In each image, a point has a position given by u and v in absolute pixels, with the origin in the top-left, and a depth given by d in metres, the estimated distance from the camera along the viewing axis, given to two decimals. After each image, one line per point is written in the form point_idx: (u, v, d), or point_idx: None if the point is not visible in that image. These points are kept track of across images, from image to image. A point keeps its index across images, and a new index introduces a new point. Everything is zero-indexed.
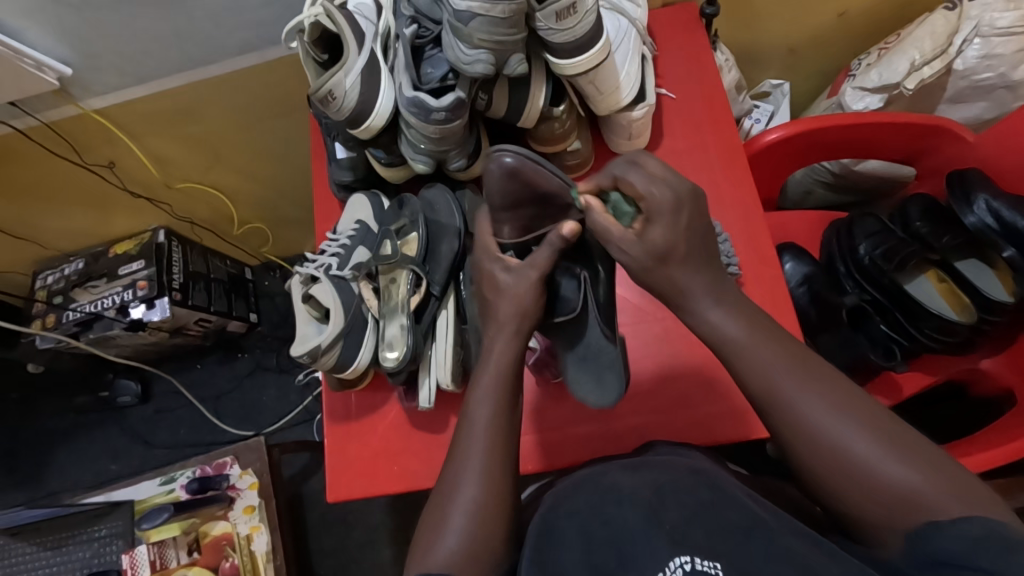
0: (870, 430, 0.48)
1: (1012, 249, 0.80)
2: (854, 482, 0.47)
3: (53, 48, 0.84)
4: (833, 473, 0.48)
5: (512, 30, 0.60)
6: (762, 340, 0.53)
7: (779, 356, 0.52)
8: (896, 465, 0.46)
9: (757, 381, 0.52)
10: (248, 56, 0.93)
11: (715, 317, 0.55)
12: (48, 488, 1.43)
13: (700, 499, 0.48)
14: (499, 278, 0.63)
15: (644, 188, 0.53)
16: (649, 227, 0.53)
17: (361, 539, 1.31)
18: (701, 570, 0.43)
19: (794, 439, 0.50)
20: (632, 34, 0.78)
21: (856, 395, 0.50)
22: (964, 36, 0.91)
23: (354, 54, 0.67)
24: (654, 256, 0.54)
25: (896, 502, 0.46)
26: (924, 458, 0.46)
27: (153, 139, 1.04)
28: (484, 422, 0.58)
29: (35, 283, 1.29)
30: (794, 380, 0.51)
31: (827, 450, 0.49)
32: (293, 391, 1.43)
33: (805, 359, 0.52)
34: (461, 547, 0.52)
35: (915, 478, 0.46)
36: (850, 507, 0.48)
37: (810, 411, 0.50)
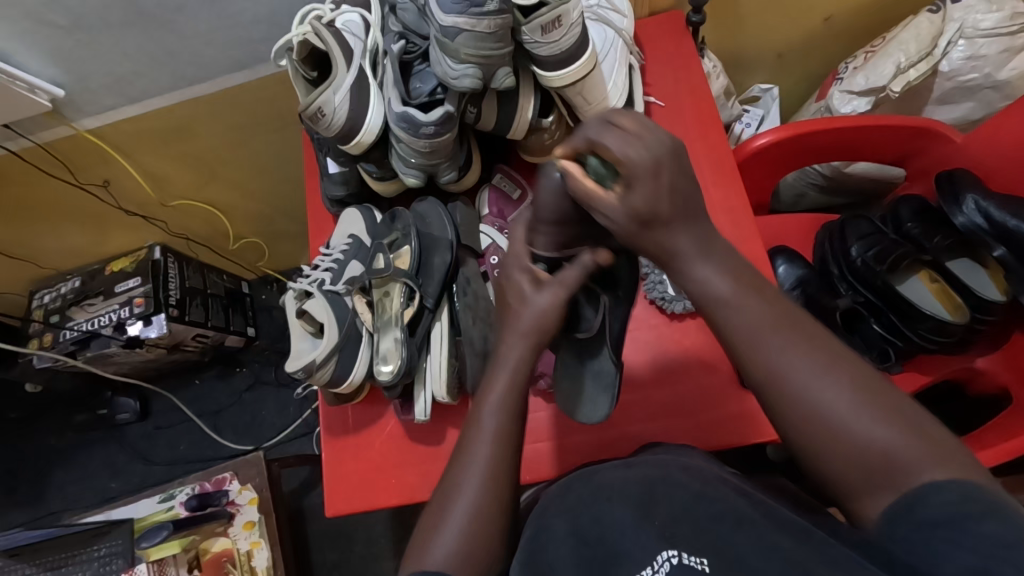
0: (854, 390, 0.44)
1: (1002, 249, 0.80)
2: (834, 444, 0.43)
3: (44, 69, 0.85)
4: (812, 436, 0.44)
5: (498, 44, 0.61)
6: (745, 294, 0.49)
7: (765, 310, 0.48)
8: (879, 427, 0.43)
9: (739, 337, 0.48)
10: (239, 73, 0.93)
11: (705, 275, 0.51)
12: (48, 507, 1.43)
13: (690, 492, 0.48)
14: (524, 290, 0.61)
15: (621, 152, 0.49)
16: (630, 191, 0.50)
17: (363, 552, 1.30)
18: (688, 564, 0.43)
19: (770, 394, 0.46)
20: (618, 45, 0.79)
21: (842, 354, 0.46)
22: (948, 38, 0.91)
23: (342, 71, 0.68)
24: (639, 220, 0.51)
25: (877, 465, 0.42)
26: (909, 419, 0.43)
27: (147, 157, 1.05)
28: (491, 433, 0.57)
29: (33, 302, 1.29)
30: (777, 335, 0.47)
31: (804, 406, 0.45)
32: (292, 404, 1.43)
33: (790, 317, 0.48)
34: (456, 549, 0.51)
35: (899, 441, 0.42)
36: (826, 472, 0.44)
37: (792, 368, 0.45)
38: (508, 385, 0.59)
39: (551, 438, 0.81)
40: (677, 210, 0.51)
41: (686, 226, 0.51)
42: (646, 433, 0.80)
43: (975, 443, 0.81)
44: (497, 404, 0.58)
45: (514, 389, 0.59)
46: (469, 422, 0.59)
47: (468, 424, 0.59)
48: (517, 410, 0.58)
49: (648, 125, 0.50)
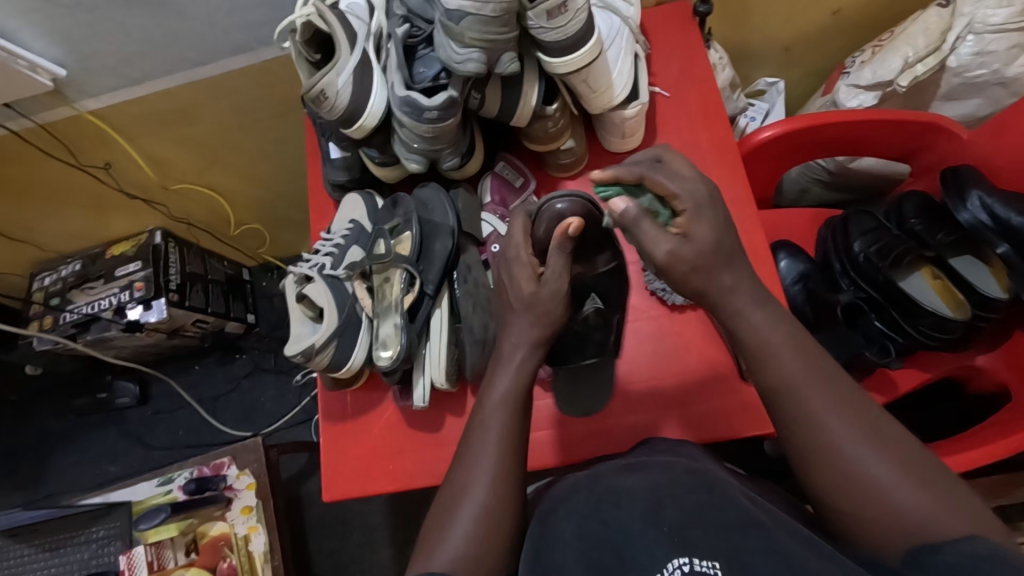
0: (892, 457, 0.47)
1: (1006, 245, 0.80)
2: (869, 508, 0.47)
3: (46, 49, 0.84)
4: (847, 490, 0.47)
5: (503, 29, 0.60)
6: (794, 348, 0.52)
7: (808, 369, 0.51)
8: (917, 493, 0.46)
9: (786, 387, 0.51)
10: (242, 56, 0.93)
11: (759, 319, 0.54)
12: (47, 489, 1.43)
13: (700, 500, 0.48)
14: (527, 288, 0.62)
15: (675, 187, 0.54)
16: (692, 224, 0.54)
17: (359, 539, 1.31)
18: (700, 570, 0.44)
19: (809, 453, 0.49)
20: (625, 33, 0.78)
21: (880, 418, 0.49)
22: (957, 33, 0.91)
23: (346, 54, 0.67)
24: (706, 252, 0.53)
25: (908, 526, 0.45)
26: (941, 485, 0.46)
27: (149, 139, 1.04)
28: (497, 430, 0.57)
29: (33, 284, 1.29)
30: (823, 398, 0.50)
31: (843, 466, 0.48)
32: (291, 392, 1.43)
33: (833, 376, 0.51)
34: (466, 548, 0.52)
35: (929, 504, 0.45)
36: (859, 525, 0.47)
37: (836, 431, 0.49)
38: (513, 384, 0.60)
39: (552, 429, 0.81)
40: (727, 248, 0.54)
41: (741, 262, 0.55)
42: (645, 424, 0.80)
43: (975, 440, 0.80)
44: (500, 399, 0.59)
45: (517, 389, 0.59)
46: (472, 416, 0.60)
47: (472, 423, 0.59)
48: (521, 407, 0.59)
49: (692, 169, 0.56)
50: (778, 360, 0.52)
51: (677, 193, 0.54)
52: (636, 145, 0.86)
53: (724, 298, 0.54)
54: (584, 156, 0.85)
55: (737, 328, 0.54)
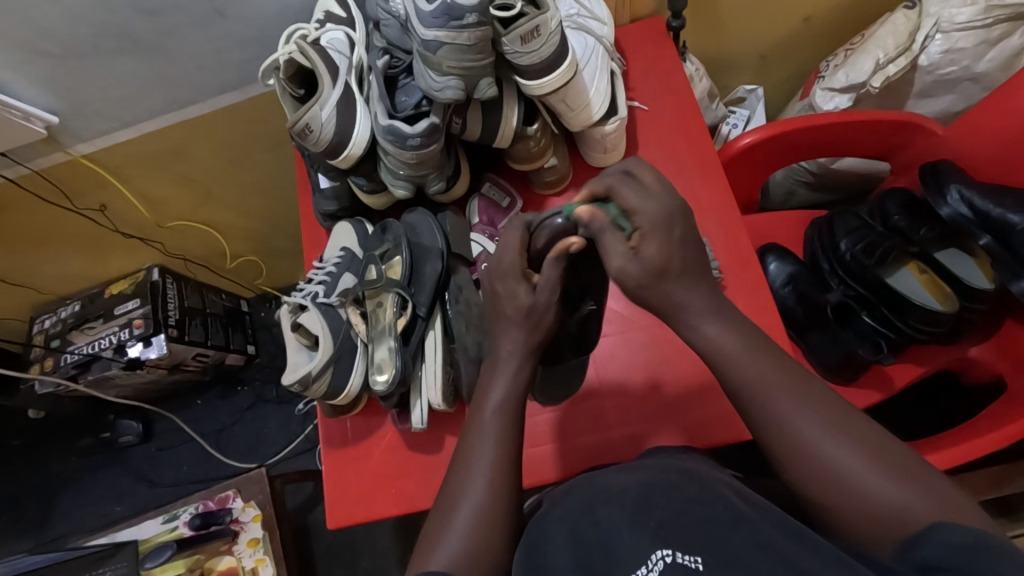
0: (863, 449, 0.47)
1: (988, 237, 0.81)
2: (848, 501, 0.46)
3: (39, 98, 0.86)
4: (820, 482, 0.47)
5: (479, 56, 0.62)
6: (755, 353, 0.53)
7: (775, 370, 0.52)
8: (886, 483, 0.45)
9: (752, 388, 0.52)
10: (230, 93, 0.95)
11: (714, 332, 0.54)
12: (53, 533, 1.43)
13: (687, 495, 0.49)
14: (522, 300, 0.61)
15: (637, 202, 0.53)
16: (643, 242, 0.53)
17: (368, 566, 1.30)
18: (682, 563, 0.43)
19: (781, 451, 0.50)
20: (599, 51, 0.80)
21: (845, 410, 0.50)
22: (925, 32, 0.93)
23: (328, 87, 0.69)
24: (657, 270, 0.53)
25: (880, 519, 0.44)
26: (914, 477, 0.45)
27: (141, 180, 1.06)
28: (494, 433, 0.59)
29: (34, 327, 1.31)
30: (787, 398, 0.51)
31: (814, 459, 0.48)
32: (294, 421, 1.43)
33: (798, 375, 0.52)
34: (462, 549, 0.52)
35: (904, 494, 0.44)
36: (836, 518, 0.47)
37: (803, 426, 0.49)
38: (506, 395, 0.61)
39: (553, 444, 0.81)
40: (678, 265, 0.54)
41: (697, 284, 0.55)
42: (645, 434, 0.80)
43: (969, 432, 0.80)
44: (499, 407, 0.60)
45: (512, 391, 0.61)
46: (465, 428, 0.61)
47: (467, 431, 0.61)
48: (517, 412, 0.61)
49: (664, 181, 0.55)
50: (733, 359, 0.53)
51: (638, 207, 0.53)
52: (618, 159, 0.88)
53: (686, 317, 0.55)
54: (568, 173, 0.87)
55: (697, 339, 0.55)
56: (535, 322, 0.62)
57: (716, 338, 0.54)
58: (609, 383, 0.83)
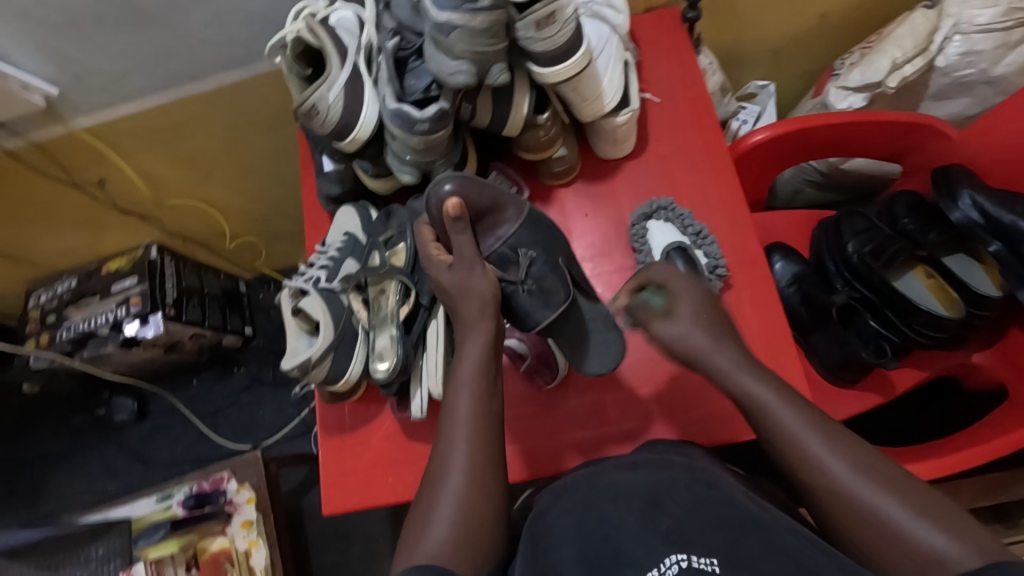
0: (900, 495, 0.50)
1: (998, 244, 0.80)
2: (885, 541, 0.49)
3: (38, 68, 0.84)
4: (859, 529, 0.50)
5: (492, 41, 0.61)
6: (788, 402, 0.57)
7: (803, 418, 0.56)
8: (924, 529, 0.48)
9: (788, 441, 0.55)
10: (234, 70, 0.93)
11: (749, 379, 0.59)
12: (46, 508, 1.43)
13: (696, 497, 0.50)
14: (445, 279, 0.66)
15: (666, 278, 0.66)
16: (677, 304, 0.64)
17: (361, 551, 1.30)
18: (697, 567, 0.44)
19: (819, 494, 0.53)
20: (614, 40, 0.78)
21: (881, 457, 0.53)
22: (943, 33, 0.92)
23: (336, 68, 0.68)
24: (691, 326, 0.63)
25: (923, 562, 0.47)
26: (953, 524, 0.47)
27: (141, 155, 1.04)
28: (466, 418, 0.60)
29: (29, 302, 1.29)
30: (822, 446, 0.54)
31: (853, 508, 0.51)
32: (291, 404, 1.43)
33: (829, 425, 0.55)
34: (447, 541, 0.52)
35: (939, 536, 0.47)
36: (875, 563, 0.49)
37: (836, 471, 0.52)
38: (475, 395, 0.61)
39: (553, 437, 0.81)
40: (701, 321, 0.63)
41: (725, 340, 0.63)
42: (644, 431, 0.79)
43: (973, 439, 0.79)
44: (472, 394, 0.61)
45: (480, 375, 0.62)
46: (445, 423, 0.61)
47: (444, 417, 0.61)
48: (490, 397, 0.62)
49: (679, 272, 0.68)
50: (768, 408, 0.57)
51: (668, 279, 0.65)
52: (628, 151, 0.86)
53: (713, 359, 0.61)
54: (577, 163, 0.85)
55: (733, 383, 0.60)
56: (478, 297, 0.65)
57: (746, 382, 0.60)
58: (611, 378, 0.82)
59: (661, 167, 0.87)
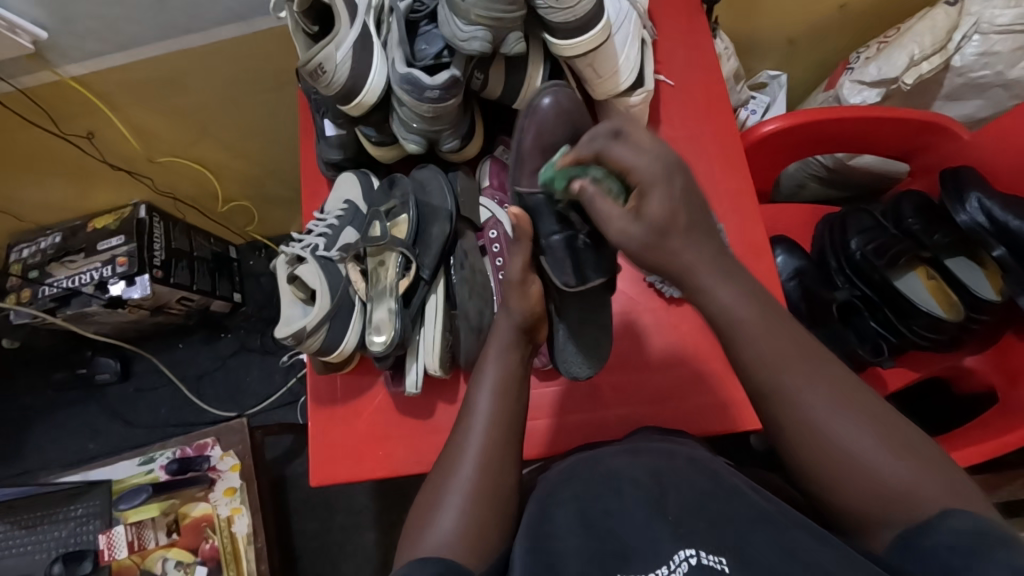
0: (876, 432, 0.50)
1: (1002, 249, 0.79)
2: (851, 478, 0.50)
3: (26, 9, 0.80)
4: (833, 470, 0.51)
5: (510, 6, 0.58)
6: (769, 326, 0.54)
7: (783, 346, 0.54)
8: (894, 465, 0.49)
9: (761, 372, 0.54)
10: (234, 25, 0.89)
11: (728, 299, 0.55)
12: (24, 465, 1.40)
13: (702, 489, 0.54)
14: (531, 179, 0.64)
15: (631, 160, 0.54)
16: (643, 204, 0.54)
17: (344, 522, 1.30)
18: (706, 563, 0.47)
19: (791, 430, 0.53)
20: (632, 17, 0.75)
21: (858, 393, 0.52)
22: (963, 32, 0.90)
23: (345, 26, 0.65)
24: (654, 230, 0.54)
25: (892, 499, 0.49)
26: (921, 456, 0.49)
27: (134, 109, 1.00)
28: (485, 413, 0.61)
29: (10, 255, 1.25)
30: (798, 376, 0.53)
31: (827, 449, 0.51)
32: (278, 372, 1.41)
33: (810, 352, 0.54)
34: (456, 529, 0.54)
35: (911, 476, 0.49)
36: (843, 502, 0.51)
37: (810, 405, 0.52)
38: (506, 370, 0.64)
39: (547, 418, 0.80)
40: (674, 225, 0.54)
41: (701, 237, 0.56)
42: (637, 417, 0.79)
43: (960, 440, 0.81)
44: (493, 391, 0.62)
45: (503, 377, 0.63)
46: (463, 417, 0.62)
47: (463, 408, 0.63)
48: (511, 394, 0.62)
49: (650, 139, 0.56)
50: (744, 333, 0.54)
51: (633, 166, 0.54)
52: None
53: (693, 272, 0.55)
54: None
55: (709, 302, 0.56)
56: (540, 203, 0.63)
57: (728, 303, 0.55)
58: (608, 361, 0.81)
59: None
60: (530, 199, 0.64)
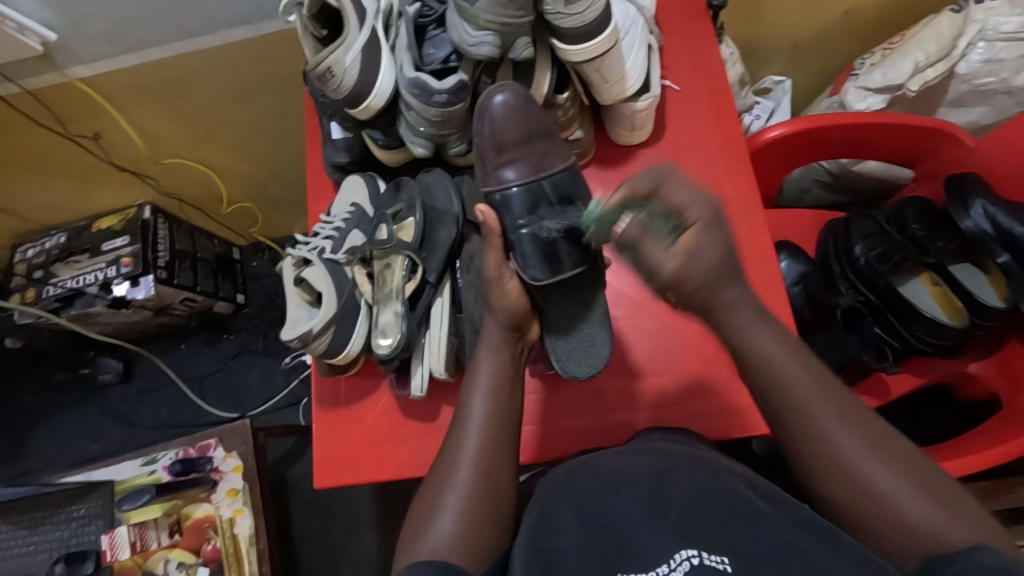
0: (902, 474, 0.52)
1: (1007, 255, 0.80)
2: (881, 520, 0.52)
3: (36, 11, 0.81)
4: (861, 509, 0.53)
5: (519, 12, 0.59)
6: (797, 373, 0.58)
7: (815, 390, 0.57)
8: (921, 507, 0.51)
9: (790, 412, 0.57)
10: (241, 28, 0.90)
11: (759, 340, 0.60)
12: (26, 465, 1.41)
13: (699, 483, 0.53)
14: (494, 178, 0.69)
15: (685, 200, 0.59)
16: (697, 238, 0.58)
17: (344, 525, 1.30)
18: (707, 564, 0.47)
19: (819, 471, 0.55)
20: (639, 23, 0.76)
21: (887, 437, 0.55)
22: (969, 39, 0.90)
23: (354, 31, 0.65)
24: (711, 270, 0.59)
25: (919, 540, 0.50)
26: (952, 504, 0.51)
27: (141, 111, 1.01)
28: (481, 414, 0.61)
29: (15, 255, 1.25)
30: (826, 417, 0.56)
31: (855, 490, 0.53)
32: (280, 374, 1.41)
33: (840, 399, 0.57)
34: (456, 530, 0.54)
35: (939, 520, 0.50)
36: (875, 541, 0.52)
37: (838, 444, 0.55)
38: (498, 370, 0.64)
39: (551, 421, 0.80)
40: (719, 269, 0.59)
41: (732, 283, 0.61)
42: (640, 422, 0.79)
43: (965, 447, 0.81)
44: (488, 392, 0.63)
45: (496, 378, 0.64)
46: (459, 417, 0.63)
47: (460, 408, 0.63)
48: (504, 394, 0.63)
49: (704, 189, 0.61)
50: (775, 372, 0.58)
51: (690, 203, 0.59)
52: (644, 138, 0.85)
53: (718, 302, 0.60)
54: (592, 147, 0.84)
55: (741, 347, 0.60)
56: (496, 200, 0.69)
57: (759, 343, 0.60)
58: (612, 366, 0.81)
59: (676, 158, 0.85)
60: (494, 196, 0.69)
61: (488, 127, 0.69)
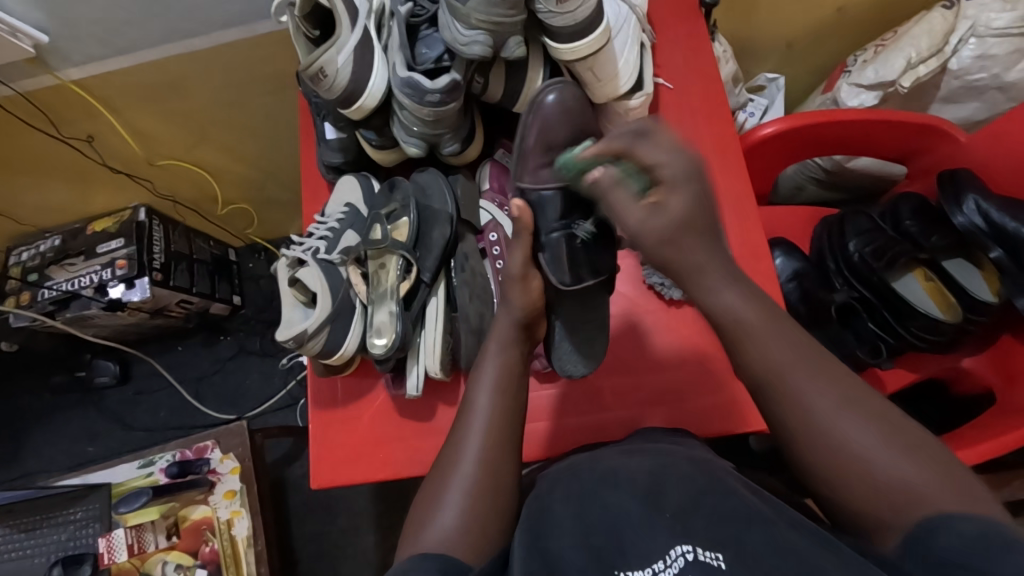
0: (886, 437, 0.50)
1: (999, 249, 0.80)
2: (868, 490, 0.49)
3: (27, 13, 0.80)
4: (845, 475, 0.51)
5: (511, 11, 0.59)
6: (769, 327, 0.56)
7: (793, 350, 0.54)
8: (902, 466, 0.49)
9: (763, 367, 0.55)
10: (234, 29, 0.89)
11: (730, 299, 0.57)
12: (24, 469, 1.40)
13: (699, 484, 0.53)
14: (534, 177, 0.67)
15: (655, 158, 0.55)
16: (667, 196, 0.56)
17: (343, 525, 1.30)
18: (702, 559, 0.47)
19: (800, 436, 0.53)
20: (632, 20, 0.76)
21: (868, 395, 0.53)
22: (959, 36, 0.91)
23: (346, 30, 0.65)
24: (676, 224, 0.56)
25: (904, 501, 0.48)
26: (933, 460, 0.49)
27: (135, 113, 1.01)
28: (483, 410, 0.61)
29: (10, 258, 1.25)
30: (802, 377, 0.53)
31: (840, 456, 0.51)
32: (277, 374, 1.41)
33: (823, 358, 0.54)
34: (455, 526, 0.54)
35: (925, 480, 0.48)
36: (861, 509, 0.50)
37: (815, 403, 0.52)
38: (502, 366, 0.64)
39: (549, 420, 0.81)
40: (694, 226, 0.56)
41: (709, 244, 0.57)
42: (637, 419, 0.79)
43: (961, 440, 0.81)
44: (490, 389, 0.62)
45: (501, 377, 0.63)
46: (460, 414, 0.62)
47: (461, 407, 0.63)
48: (507, 394, 0.63)
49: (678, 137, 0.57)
50: (750, 334, 0.56)
51: (661, 160, 0.55)
52: None
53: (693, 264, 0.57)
54: None
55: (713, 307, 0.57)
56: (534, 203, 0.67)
57: (729, 304, 0.57)
58: (609, 364, 0.81)
59: None
60: (529, 194, 0.68)
61: (538, 126, 0.67)
